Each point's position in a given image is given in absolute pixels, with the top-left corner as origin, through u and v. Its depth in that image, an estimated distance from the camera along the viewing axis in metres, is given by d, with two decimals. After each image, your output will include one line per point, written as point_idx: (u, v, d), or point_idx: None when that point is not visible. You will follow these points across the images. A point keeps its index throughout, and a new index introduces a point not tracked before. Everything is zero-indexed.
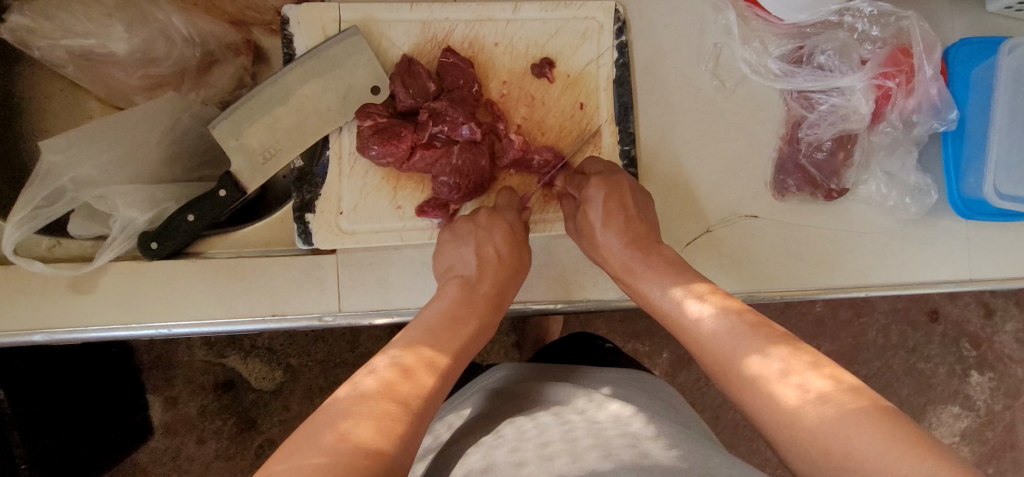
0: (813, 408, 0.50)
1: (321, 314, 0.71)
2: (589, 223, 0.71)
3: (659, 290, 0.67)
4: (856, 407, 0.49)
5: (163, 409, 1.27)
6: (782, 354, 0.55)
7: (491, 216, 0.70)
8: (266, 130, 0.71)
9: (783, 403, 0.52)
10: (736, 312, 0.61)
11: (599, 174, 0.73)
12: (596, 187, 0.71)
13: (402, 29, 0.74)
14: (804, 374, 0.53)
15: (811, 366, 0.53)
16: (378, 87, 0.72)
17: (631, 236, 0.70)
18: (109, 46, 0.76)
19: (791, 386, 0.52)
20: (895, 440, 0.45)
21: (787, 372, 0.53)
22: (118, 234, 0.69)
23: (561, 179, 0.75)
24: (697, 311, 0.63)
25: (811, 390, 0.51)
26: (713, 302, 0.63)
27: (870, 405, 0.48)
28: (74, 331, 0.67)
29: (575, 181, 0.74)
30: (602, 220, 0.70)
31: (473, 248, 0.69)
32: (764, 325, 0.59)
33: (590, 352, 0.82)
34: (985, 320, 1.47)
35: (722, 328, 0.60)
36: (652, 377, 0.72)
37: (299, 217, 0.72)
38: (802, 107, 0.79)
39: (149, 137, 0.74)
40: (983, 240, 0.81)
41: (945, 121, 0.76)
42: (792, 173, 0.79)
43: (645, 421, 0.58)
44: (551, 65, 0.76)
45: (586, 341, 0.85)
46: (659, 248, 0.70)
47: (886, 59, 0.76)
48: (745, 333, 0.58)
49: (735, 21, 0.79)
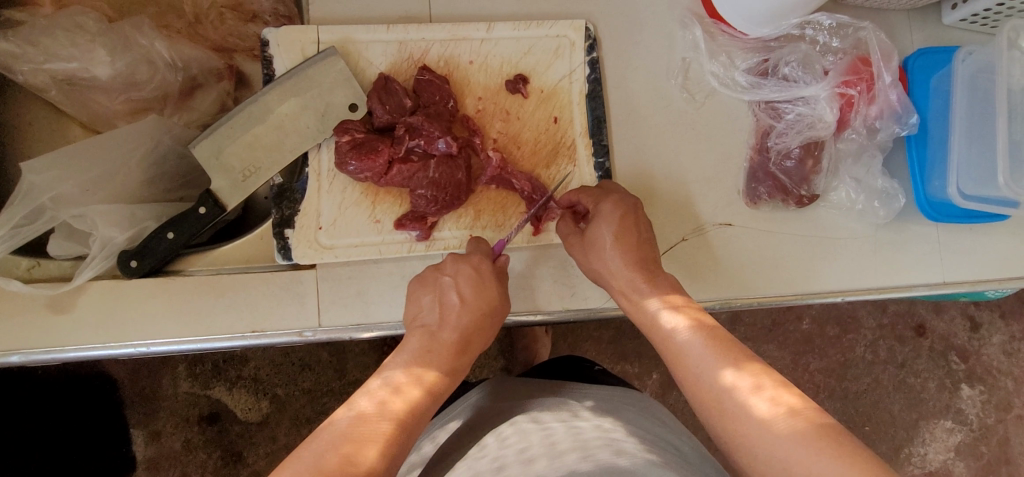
0: (784, 420, 0.51)
1: (302, 329, 0.71)
2: (590, 239, 0.70)
3: (654, 306, 0.66)
4: (823, 422, 0.49)
5: (145, 444, 1.24)
6: (754, 370, 0.56)
7: (458, 261, 0.68)
8: (245, 148, 0.72)
9: (753, 415, 0.52)
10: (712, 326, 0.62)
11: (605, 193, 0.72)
12: (610, 205, 0.70)
13: (379, 49, 0.76)
14: (775, 389, 0.54)
15: (781, 384, 0.54)
16: (356, 104, 0.74)
17: (627, 253, 0.69)
18: (92, 70, 0.77)
19: (763, 400, 0.53)
20: (862, 457, 0.46)
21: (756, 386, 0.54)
22: (97, 253, 0.69)
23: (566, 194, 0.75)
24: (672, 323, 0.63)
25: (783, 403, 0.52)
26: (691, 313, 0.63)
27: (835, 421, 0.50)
28: (51, 352, 0.67)
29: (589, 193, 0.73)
30: (612, 236, 0.69)
31: (454, 287, 0.66)
32: (736, 344, 0.60)
33: (578, 373, 0.82)
34: (971, 333, 1.48)
35: (699, 335, 0.61)
36: (638, 391, 0.71)
37: (278, 232, 0.73)
38: (769, 117, 0.82)
39: (130, 157, 0.75)
40: (953, 243, 0.83)
41: (906, 125, 0.79)
42: (763, 180, 0.81)
43: (626, 431, 0.58)
44: (525, 81, 0.78)
45: (574, 363, 0.84)
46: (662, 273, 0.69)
47: (847, 68, 0.78)
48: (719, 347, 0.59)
49: (701, 36, 0.82)
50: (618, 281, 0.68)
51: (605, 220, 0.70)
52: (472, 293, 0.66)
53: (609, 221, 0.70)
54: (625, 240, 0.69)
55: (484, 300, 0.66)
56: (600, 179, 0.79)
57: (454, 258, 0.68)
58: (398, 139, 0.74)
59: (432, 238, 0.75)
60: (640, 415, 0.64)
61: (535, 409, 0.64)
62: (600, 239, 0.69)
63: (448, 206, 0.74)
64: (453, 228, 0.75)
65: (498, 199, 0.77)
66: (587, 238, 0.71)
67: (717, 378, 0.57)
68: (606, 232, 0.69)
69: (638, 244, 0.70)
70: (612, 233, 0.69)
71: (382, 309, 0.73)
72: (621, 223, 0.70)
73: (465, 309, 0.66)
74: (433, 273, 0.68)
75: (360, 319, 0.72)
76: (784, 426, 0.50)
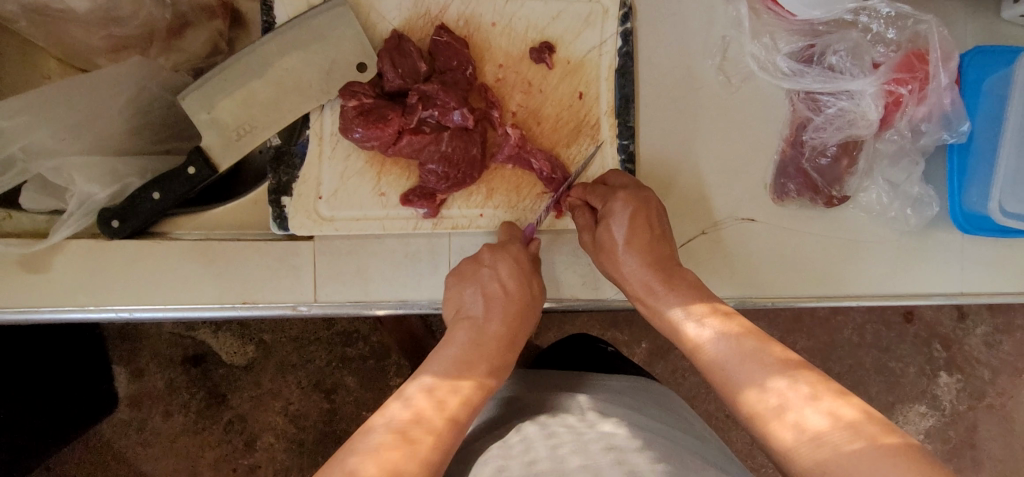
0: (809, 451, 0.49)
1: (296, 303, 0.67)
2: (611, 237, 0.67)
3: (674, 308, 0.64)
4: (851, 450, 0.47)
5: (129, 381, 1.22)
6: (780, 387, 0.53)
7: (496, 251, 0.66)
8: (241, 104, 0.65)
9: (777, 445, 0.51)
10: (736, 336, 0.59)
11: (627, 188, 0.68)
12: (623, 202, 0.66)
13: (393, 2, 0.68)
14: (800, 411, 0.51)
15: (809, 399, 0.51)
16: (365, 64, 0.67)
17: (643, 256, 0.66)
18: (66, 2, 0.68)
19: (788, 425, 0.51)
20: None
21: (783, 406, 0.52)
22: (74, 211, 0.63)
23: (577, 191, 0.70)
24: (698, 334, 0.61)
25: (806, 430, 0.50)
26: (713, 326, 0.60)
27: (865, 447, 0.46)
28: (24, 312, 0.62)
29: (598, 192, 0.69)
30: (625, 238, 0.65)
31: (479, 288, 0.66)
32: (761, 353, 0.56)
33: (591, 353, 0.80)
34: (957, 323, 1.48)
35: (722, 348, 0.58)
36: (659, 385, 0.70)
37: (274, 200, 0.67)
38: (808, 108, 0.76)
39: (112, 104, 0.68)
40: (977, 254, 0.80)
41: (955, 132, 0.73)
42: (793, 177, 0.76)
43: (632, 434, 0.55)
44: (551, 50, 0.71)
45: (588, 343, 0.83)
46: (682, 271, 0.66)
47: (899, 64, 0.72)
48: (749, 358, 0.56)
49: (745, 13, 0.75)
50: (634, 283, 0.66)
51: (615, 220, 0.66)
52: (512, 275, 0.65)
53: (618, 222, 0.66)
54: (638, 239, 0.65)
55: (526, 290, 0.66)
56: (623, 164, 0.74)
57: (490, 249, 0.67)
58: (409, 109, 0.68)
59: (440, 216, 0.70)
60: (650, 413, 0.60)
61: (540, 415, 0.61)
62: (614, 244, 0.66)
63: (460, 183, 0.69)
64: (463, 206, 0.71)
65: (515, 181, 0.72)
66: (601, 236, 0.68)
67: (741, 399, 0.55)
68: (619, 233, 0.66)
69: (655, 246, 0.66)
70: (627, 236, 0.65)
71: (382, 288, 0.68)
72: (631, 229, 0.65)
73: (510, 299, 0.66)
74: (472, 267, 0.67)
75: (360, 296, 0.68)
76: (809, 461, 0.48)
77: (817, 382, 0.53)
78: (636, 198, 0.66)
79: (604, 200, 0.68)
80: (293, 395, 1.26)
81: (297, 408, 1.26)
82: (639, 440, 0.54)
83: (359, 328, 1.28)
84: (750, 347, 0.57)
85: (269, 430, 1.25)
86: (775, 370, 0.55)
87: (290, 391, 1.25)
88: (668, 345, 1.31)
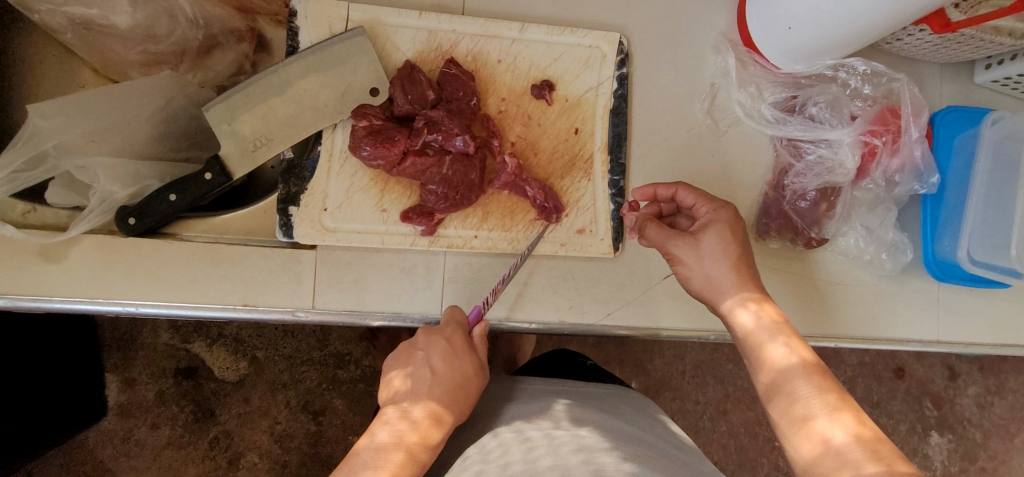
0: (829, 463, 0.53)
1: (294, 308, 0.70)
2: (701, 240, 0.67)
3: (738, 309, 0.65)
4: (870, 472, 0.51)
5: (118, 390, 1.23)
6: (812, 397, 0.57)
7: (429, 332, 0.68)
8: (260, 118, 0.70)
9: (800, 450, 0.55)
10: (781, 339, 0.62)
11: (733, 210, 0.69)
12: (726, 218, 0.68)
13: (408, 35, 0.74)
14: (824, 423, 0.55)
15: (831, 413, 0.55)
16: (378, 89, 0.73)
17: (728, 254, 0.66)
18: (110, 17, 0.75)
19: (811, 436, 0.55)
20: None
21: (804, 415, 0.56)
22: (95, 207, 0.67)
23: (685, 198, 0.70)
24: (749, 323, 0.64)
25: (832, 444, 0.53)
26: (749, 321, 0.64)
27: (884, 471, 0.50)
28: (37, 300, 0.65)
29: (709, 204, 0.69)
30: (721, 248, 0.66)
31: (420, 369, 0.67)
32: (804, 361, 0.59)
33: (570, 367, 0.82)
34: (949, 382, 1.49)
35: (759, 346, 0.62)
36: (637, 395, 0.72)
37: (282, 209, 0.71)
38: (790, 154, 0.81)
39: (140, 111, 0.73)
40: (952, 303, 0.83)
41: (926, 184, 0.79)
42: (775, 218, 0.80)
43: (602, 437, 0.58)
44: (551, 88, 0.77)
45: (567, 357, 0.84)
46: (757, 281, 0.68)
47: (874, 117, 0.78)
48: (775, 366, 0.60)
49: (733, 64, 0.81)
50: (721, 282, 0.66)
51: (718, 225, 0.67)
52: (441, 369, 0.66)
53: (712, 222, 0.68)
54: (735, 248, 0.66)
55: (461, 371, 0.66)
56: (613, 197, 0.78)
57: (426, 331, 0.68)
58: (415, 131, 0.73)
59: (437, 235, 0.74)
60: (620, 420, 0.63)
61: (517, 419, 0.63)
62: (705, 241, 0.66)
63: (457, 205, 0.73)
64: (459, 227, 0.74)
65: (510, 205, 0.76)
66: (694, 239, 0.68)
67: (772, 403, 0.59)
68: (715, 241, 0.66)
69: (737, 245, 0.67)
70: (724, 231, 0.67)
71: (378, 299, 0.72)
72: (727, 232, 0.67)
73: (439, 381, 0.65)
74: (409, 348, 0.69)
75: (356, 306, 0.71)
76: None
77: (835, 396, 0.57)
78: (737, 211, 0.68)
79: (703, 204, 0.69)
80: (281, 414, 1.27)
81: (284, 428, 1.27)
82: (607, 441, 0.57)
83: (352, 351, 1.30)
84: (775, 339, 0.62)
85: (254, 449, 1.26)
86: (796, 377, 0.58)
87: (278, 410, 1.27)
88: (658, 385, 1.33)
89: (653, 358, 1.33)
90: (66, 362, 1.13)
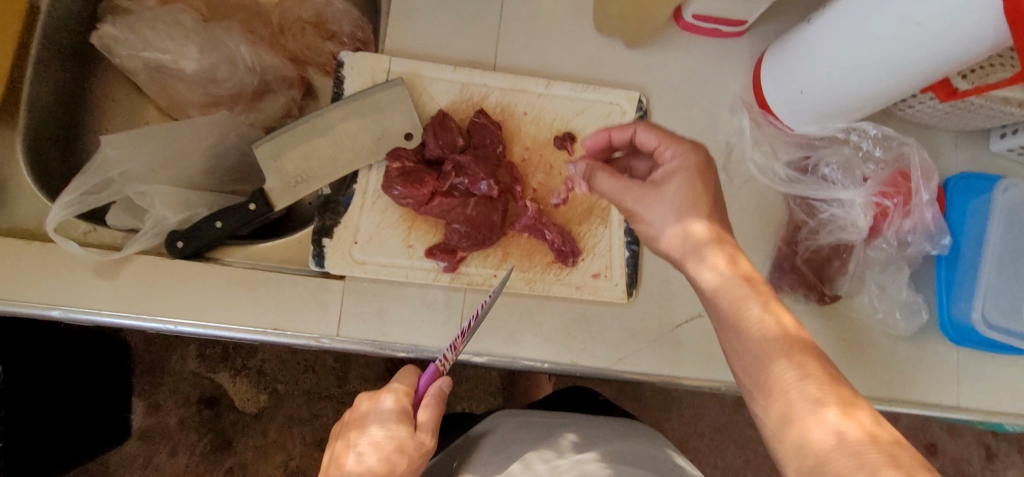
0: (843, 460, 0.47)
1: (319, 335, 0.74)
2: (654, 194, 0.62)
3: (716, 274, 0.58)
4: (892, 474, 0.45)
5: (144, 415, 1.28)
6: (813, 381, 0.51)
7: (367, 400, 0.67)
8: (303, 156, 0.77)
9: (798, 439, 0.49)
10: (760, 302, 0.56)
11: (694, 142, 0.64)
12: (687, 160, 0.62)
13: (443, 87, 0.81)
14: (839, 417, 0.49)
15: (839, 401, 0.50)
16: (412, 134, 0.79)
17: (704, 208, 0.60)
18: (180, 62, 0.84)
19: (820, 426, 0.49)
20: None
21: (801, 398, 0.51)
22: (149, 230, 0.74)
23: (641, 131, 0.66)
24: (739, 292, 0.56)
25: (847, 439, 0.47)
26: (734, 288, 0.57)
27: None
28: (88, 313, 0.71)
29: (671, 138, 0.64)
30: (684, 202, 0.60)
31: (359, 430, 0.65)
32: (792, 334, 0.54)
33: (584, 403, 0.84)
34: (986, 463, 1.43)
35: (727, 301, 0.56)
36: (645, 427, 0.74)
37: (316, 239, 0.76)
38: (804, 213, 0.83)
39: (197, 146, 0.81)
40: (973, 368, 0.82)
41: (938, 245, 0.80)
42: (787, 273, 0.82)
43: (603, 461, 0.61)
44: (573, 139, 0.82)
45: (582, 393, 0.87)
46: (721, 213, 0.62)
47: (886, 179, 0.80)
48: (761, 332, 0.54)
49: (747, 124, 0.86)
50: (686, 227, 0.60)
51: (684, 172, 0.61)
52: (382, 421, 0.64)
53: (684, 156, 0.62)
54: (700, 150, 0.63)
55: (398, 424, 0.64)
56: (628, 244, 0.82)
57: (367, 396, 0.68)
58: (444, 173, 0.78)
59: (458, 272, 0.77)
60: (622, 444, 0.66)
61: (526, 453, 0.64)
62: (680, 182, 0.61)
63: (479, 244, 0.77)
64: (479, 266, 0.78)
65: (529, 247, 0.80)
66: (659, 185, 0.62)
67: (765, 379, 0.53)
68: (673, 185, 0.61)
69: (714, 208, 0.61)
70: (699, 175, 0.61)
71: (398, 331, 0.75)
72: (697, 180, 0.61)
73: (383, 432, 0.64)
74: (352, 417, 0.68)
75: (377, 336, 0.75)
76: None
77: (846, 391, 0.51)
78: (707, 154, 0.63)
79: (666, 146, 0.64)
80: (295, 449, 1.30)
81: (297, 464, 1.29)
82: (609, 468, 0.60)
83: (373, 391, 1.33)
84: (748, 297, 0.56)
85: None
86: (785, 347, 0.53)
87: (292, 445, 1.29)
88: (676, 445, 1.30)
89: (671, 418, 1.31)
90: (96, 383, 1.17)
